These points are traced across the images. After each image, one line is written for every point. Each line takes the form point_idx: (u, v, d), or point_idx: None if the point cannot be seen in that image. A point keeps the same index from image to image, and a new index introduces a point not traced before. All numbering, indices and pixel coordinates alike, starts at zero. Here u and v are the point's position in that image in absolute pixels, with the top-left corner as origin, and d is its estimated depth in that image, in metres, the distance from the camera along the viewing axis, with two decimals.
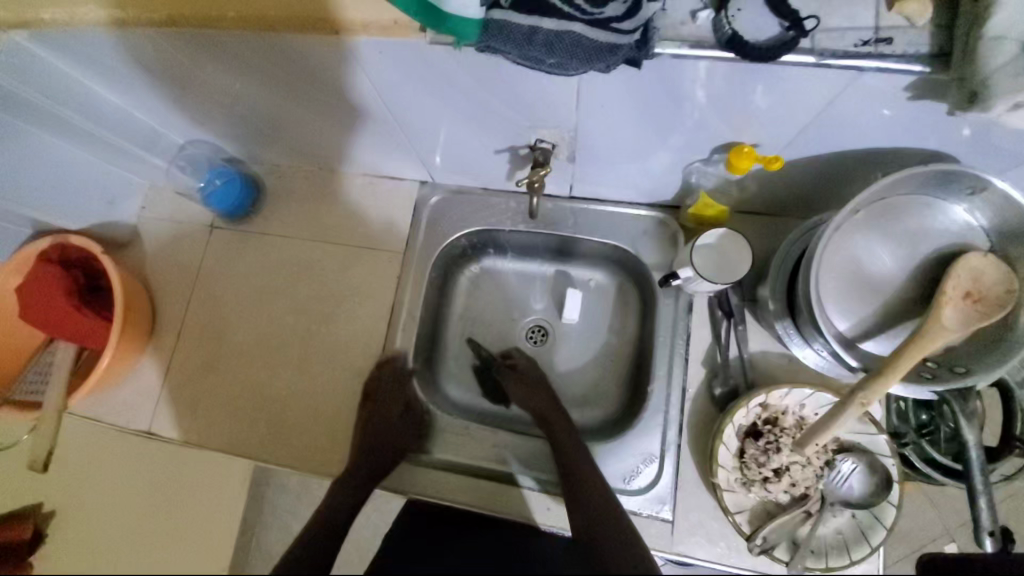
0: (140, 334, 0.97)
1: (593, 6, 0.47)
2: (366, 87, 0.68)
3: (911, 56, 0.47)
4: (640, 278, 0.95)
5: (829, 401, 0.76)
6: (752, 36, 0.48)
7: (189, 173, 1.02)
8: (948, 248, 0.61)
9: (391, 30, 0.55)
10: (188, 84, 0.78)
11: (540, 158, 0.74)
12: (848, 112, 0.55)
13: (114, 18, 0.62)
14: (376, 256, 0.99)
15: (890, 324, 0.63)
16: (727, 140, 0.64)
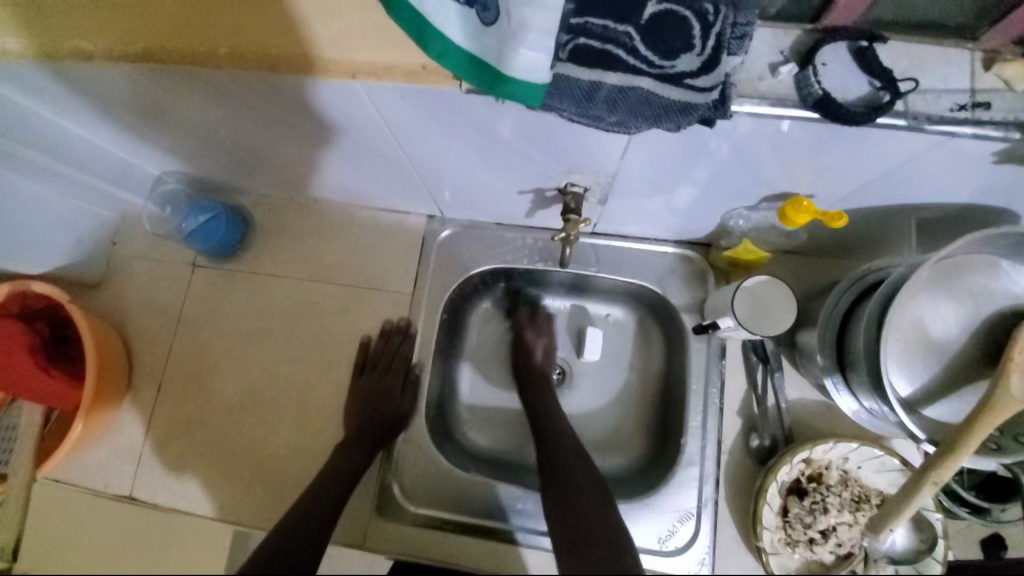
0: (116, 389, 0.86)
1: (664, 60, 0.41)
2: (379, 127, 0.60)
3: (1008, 123, 0.44)
4: (667, 316, 0.87)
5: (876, 454, 0.73)
6: (841, 96, 0.43)
7: (169, 211, 0.92)
8: (1010, 310, 0.59)
9: (419, 77, 0.47)
10: (166, 117, 0.68)
11: (571, 204, 0.68)
12: (924, 170, 0.51)
13: (79, 51, 0.52)
14: (381, 297, 0.90)
15: (953, 387, 0.60)
16: (781, 190, 0.60)
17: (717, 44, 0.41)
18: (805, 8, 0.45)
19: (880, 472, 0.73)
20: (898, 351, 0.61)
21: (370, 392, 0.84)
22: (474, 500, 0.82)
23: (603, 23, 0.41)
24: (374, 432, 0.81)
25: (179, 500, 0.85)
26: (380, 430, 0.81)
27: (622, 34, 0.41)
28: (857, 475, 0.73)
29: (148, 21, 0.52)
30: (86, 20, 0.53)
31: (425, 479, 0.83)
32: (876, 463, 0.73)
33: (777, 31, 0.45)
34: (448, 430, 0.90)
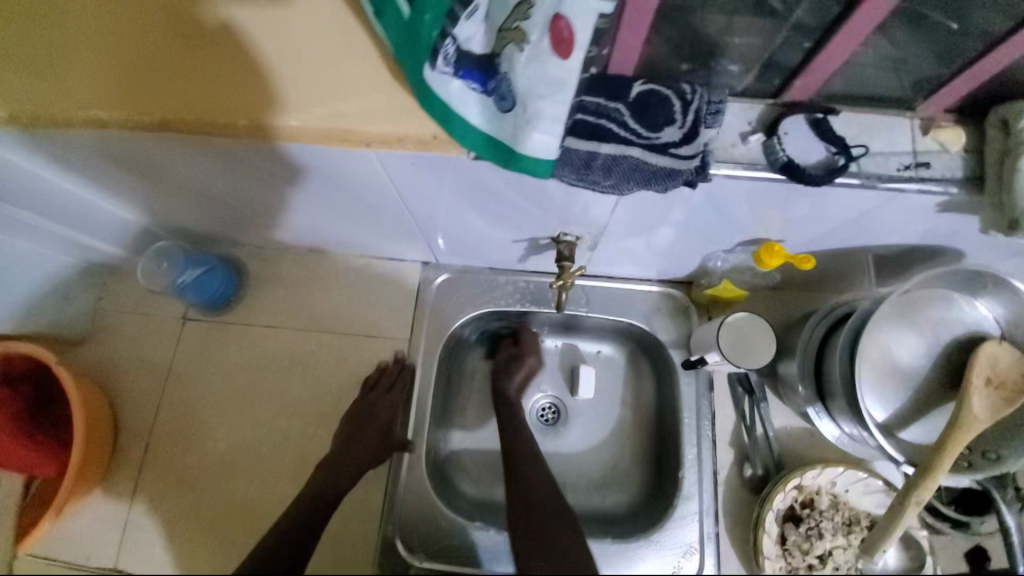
0: (103, 449, 0.83)
1: (651, 132, 0.47)
2: (384, 185, 0.63)
3: (950, 179, 0.52)
4: (656, 352, 0.91)
5: (860, 477, 0.77)
6: (803, 161, 0.50)
7: (165, 267, 0.87)
8: (968, 336, 0.66)
9: (431, 145, 0.52)
10: (163, 176, 0.69)
11: (565, 252, 0.73)
12: (880, 219, 0.59)
13: (91, 119, 0.55)
14: (377, 345, 0.91)
15: (923, 411, 0.66)
16: (755, 236, 0.66)
17: (696, 119, 0.48)
18: (767, 87, 0.52)
19: (867, 493, 0.77)
20: (872, 379, 0.66)
21: (360, 426, 0.83)
22: (461, 546, 0.81)
23: (597, 101, 0.48)
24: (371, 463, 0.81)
25: (169, 569, 0.81)
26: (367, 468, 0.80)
27: (614, 110, 0.48)
28: (844, 498, 0.77)
29: (163, 93, 0.54)
30: (101, 92, 0.55)
31: (428, 531, 0.81)
32: (861, 486, 0.77)
33: (744, 106, 0.52)
34: (446, 477, 0.89)
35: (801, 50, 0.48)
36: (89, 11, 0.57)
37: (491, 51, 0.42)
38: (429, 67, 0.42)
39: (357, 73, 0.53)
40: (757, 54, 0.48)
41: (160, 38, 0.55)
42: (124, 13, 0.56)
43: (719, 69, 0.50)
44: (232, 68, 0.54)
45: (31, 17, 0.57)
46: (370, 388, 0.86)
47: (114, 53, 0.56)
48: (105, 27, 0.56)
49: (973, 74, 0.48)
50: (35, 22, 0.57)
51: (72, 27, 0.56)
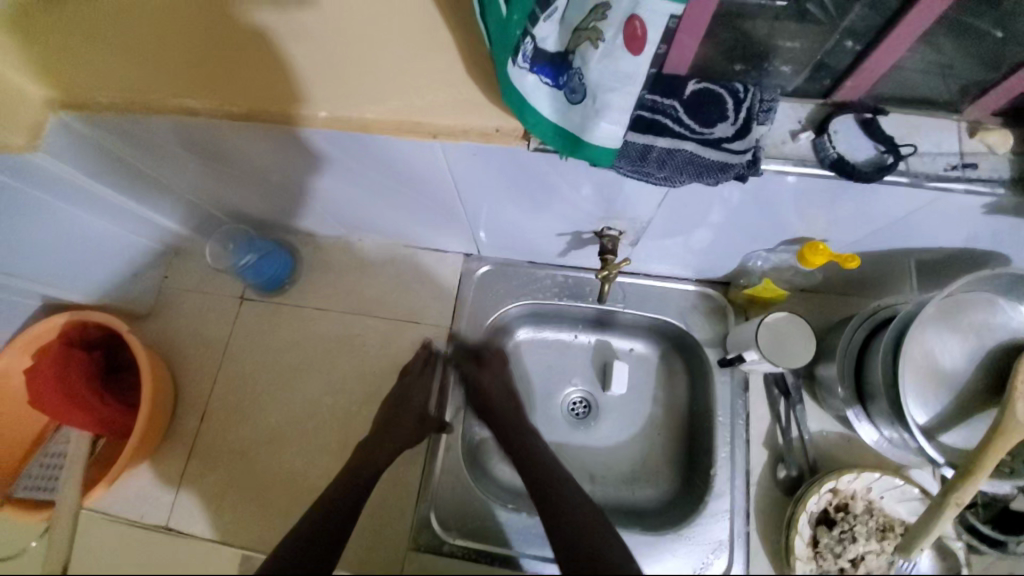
0: (163, 416, 0.90)
1: (704, 128, 0.49)
2: (441, 176, 0.68)
3: (996, 180, 0.52)
4: (690, 350, 0.92)
5: (896, 484, 0.76)
6: (852, 158, 0.51)
7: (224, 250, 0.95)
8: (1016, 342, 0.65)
9: (490, 137, 0.56)
10: (236, 164, 0.76)
11: (607, 246, 0.75)
12: (928, 221, 0.59)
13: (184, 108, 0.61)
14: (418, 331, 0.96)
15: (968, 415, 0.65)
16: (798, 235, 0.67)
17: (748, 116, 0.50)
18: (818, 88, 0.53)
19: (902, 500, 0.76)
20: (913, 383, 0.66)
21: (397, 401, 0.87)
22: (491, 526, 0.84)
23: (653, 98, 0.51)
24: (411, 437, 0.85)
25: (219, 531, 0.87)
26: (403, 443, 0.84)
27: (669, 107, 0.50)
28: (880, 505, 0.77)
29: (248, 87, 0.60)
30: (194, 84, 0.61)
31: (463, 512, 0.85)
32: (897, 493, 0.76)
33: (793, 105, 0.54)
34: (480, 461, 0.92)
35: (853, 53, 0.49)
36: (180, 10, 0.63)
37: (566, 48, 0.42)
38: (510, 63, 0.43)
39: (424, 71, 0.58)
40: (809, 56, 0.50)
41: (244, 36, 0.61)
42: (212, 12, 0.62)
43: (770, 69, 0.52)
44: (312, 64, 0.60)
45: (132, 17, 0.63)
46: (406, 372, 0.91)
47: (203, 50, 0.61)
48: (196, 25, 0.62)
49: None
50: (135, 21, 0.63)
51: (171, 25, 0.63)
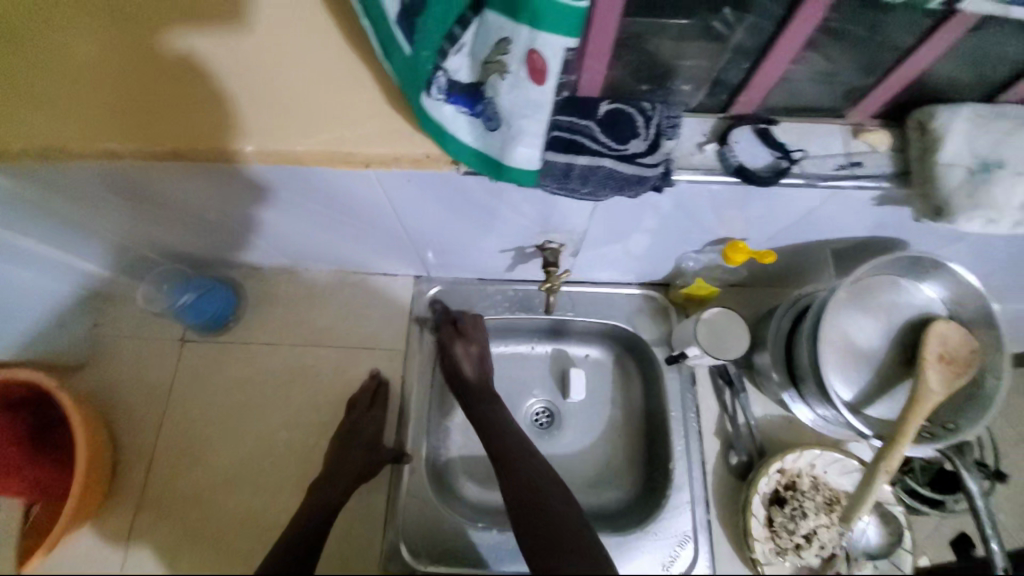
0: (104, 473, 0.84)
1: (619, 145, 0.54)
2: (381, 202, 0.69)
3: (881, 175, 0.58)
4: (640, 350, 0.96)
5: (836, 458, 0.82)
6: (751, 165, 0.56)
7: (161, 291, 0.91)
8: (919, 318, 0.73)
9: (422, 164, 0.57)
10: (165, 203, 0.73)
11: (550, 258, 0.79)
12: (830, 215, 0.65)
13: (105, 150, 0.59)
14: (373, 357, 0.95)
15: (886, 388, 0.72)
16: (721, 236, 0.72)
17: (658, 132, 0.55)
18: (718, 102, 0.58)
19: (844, 473, 0.82)
20: (836, 362, 0.72)
21: (349, 428, 0.86)
22: (460, 548, 0.83)
23: (570, 119, 0.54)
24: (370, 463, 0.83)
25: None
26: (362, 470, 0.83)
27: (586, 127, 0.54)
28: (824, 479, 0.81)
29: (174, 125, 0.59)
30: (115, 125, 0.59)
31: (431, 536, 0.84)
32: (838, 466, 0.82)
33: (698, 119, 0.59)
34: (447, 483, 0.91)
35: (744, 70, 0.54)
36: (110, 50, 0.61)
37: (477, 79, 0.44)
38: (424, 96, 0.45)
39: (351, 103, 0.59)
40: (707, 75, 0.55)
41: (181, 74, 0.61)
42: (147, 53, 0.61)
43: (674, 89, 0.56)
44: (237, 101, 0.60)
45: (58, 58, 0.61)
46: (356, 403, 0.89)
47: (137, 88, 0.60)
48: (128, 64, 0.61)
49: (895, 80, 0.55)
50: (59, 63, 0.61)
51: (86, 67, 0.61)
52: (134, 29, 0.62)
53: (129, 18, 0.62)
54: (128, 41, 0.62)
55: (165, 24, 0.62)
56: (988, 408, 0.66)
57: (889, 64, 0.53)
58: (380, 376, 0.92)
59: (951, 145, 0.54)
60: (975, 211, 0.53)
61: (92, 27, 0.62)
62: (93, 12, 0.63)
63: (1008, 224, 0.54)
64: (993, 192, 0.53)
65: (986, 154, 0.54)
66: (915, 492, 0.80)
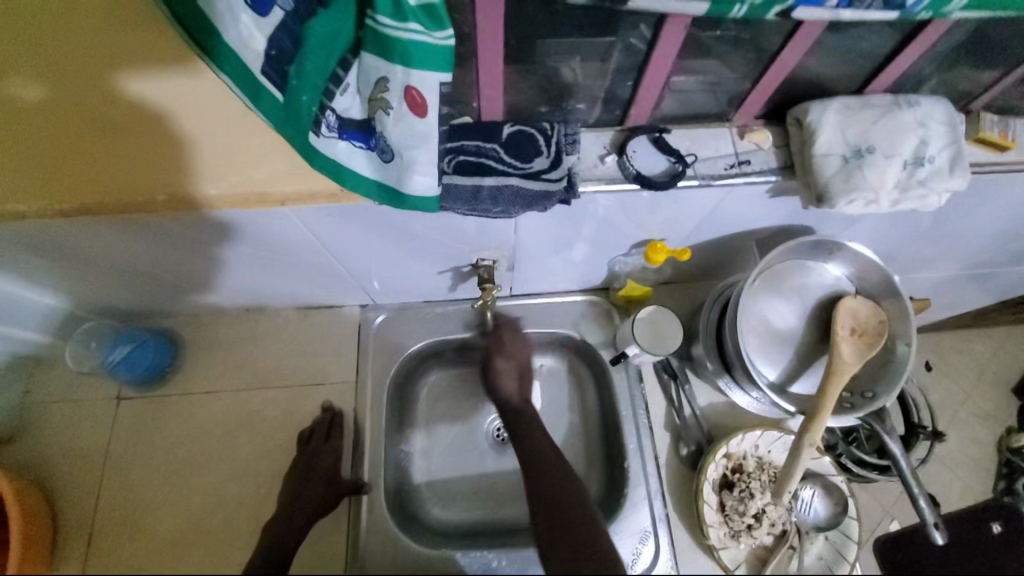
0: (43, 546, 0.78)
1: (523, 163, 0.57)
2: (308, 239, 0.69)
3: (768, 170, 0.63)
4: (589, 355, 0.98)
5: (776, 436, 0.86)
6: (650, 172, 0.61)
7: (92, 348, 0.90)
8: (829, 296, 0.78)
9: (337, 198, 0.59)
10: (83, 258, 0.71)
11: (485, 275, 0.81)
12: (735, 210, 0.69)
13: (9, 213, 0.58)
14: (323, 392, 0.93)
15: (807, 365, 0.77)
16: (642, 238, 0.76)
17: (557, 149, 0.58)
18: (613, 117, 0.62)
19: (785, 451, 0.86)
20: (759, 346, 0.77)
21: (305, 463, 0.85)
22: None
23: (475, 143, 0.57)
24: (328, 496, 0.83)
25: None
26: (317, 506, 0.82)
27: (490, 150, 0.57)
28: (768, 458, 0.85)
29: (82, 182, 0.59)
30: (20, 187, 0.58)
31: (394, 568, 0.82)
32: (780, 444, 0.86)
33: (598, 134, 0.63)
34: (410, 511, 0.90)
35: (629, 85, 0.58)
36: (56, 103, 0.60)
37: (367, 115, 0.46)
38: (312, 135, 0.46)
39: (261, 145, 0.60)
40: (597, 93, 0.59)
41: (107, 128, 0.60)
42: (97, 101, 0.60)
43: (569, 108, 0.60)
44: (146, 152, 0.60)
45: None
46: (306, 439, 0.88)
47: (89, 140, 0.59)
48: (74, 116, 0.60)
49: (767, 83, 0.59)
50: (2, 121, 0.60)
51: None
52: (76, 76, 0.60)
53: (67, 64, 0.60)
54: (72, 90, 0.60)
55: (108, 67, 0.60)
56: (898, 376, 0.72)
57: (758, 71, 0.58)
58: (332, 407, 0.91)
59: (825, 137, 0.59)
60: (853, 194, 0.58)
61: (34, 76, 0.60)
62: (31, 59, 0.60)
63: (887, 202, 0.59)
64: (865, 176, 0.58)
65: (858, 142, 0.59)
66: (862, 460, 0.86)
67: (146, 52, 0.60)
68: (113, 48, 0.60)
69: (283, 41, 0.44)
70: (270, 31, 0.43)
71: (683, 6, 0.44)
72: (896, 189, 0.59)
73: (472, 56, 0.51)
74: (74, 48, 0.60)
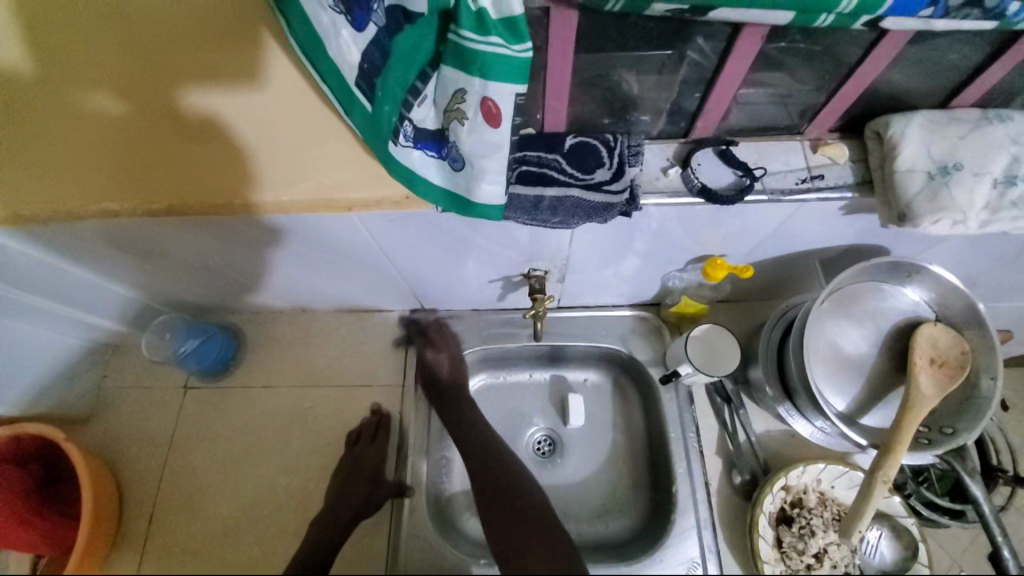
0: (109, 522, 0.84)
1: (585, 175, 0.57)
2: (369, 243, 0.72)
3: (842, 186, 0.59)
4: (636, 373, 0.95)
5: (842, 471, 0.80)
6: (714, 185, 0.59)
7: (166, 338, 0.95)
8: (905, 322, 0.73)
9: (403, 205, 0.61)
10: (165, 255, 0.77)
11: (535, 286, 0.81)
12: (804, 227, 0.66)
13: (106, 211, 0.63)
14: (371, 393, 0.96)
15: (878, 396, 0.71)
16: (699, 254, 0.74)
17: (620, 161, 0.58)
18: (678, 129, 0.61)
19: (852, 487, 0.80)
20: (827, 372, 0.72)
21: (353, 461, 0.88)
22: None
23: (538, 154, 0.58)
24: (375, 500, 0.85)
25: None
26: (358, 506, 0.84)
27: (553, 161, 0.57)
28: (833, 495, 0.80)
29: (170, 184, 0.64)
30: (118, 187, 0.64)
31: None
32: (846, 479, 0.80)
33: (661, 146, 0.62)
34: (449, 519, 0.90)
35: (696, 98, 0.57)
36: (146, 106, 0.64)
37: (442, 126, 0.48)
38: (391, 144, 0.48)
39: (333, 154, 0.63)
40: (664, 105, 0.58)
41: (192, 130, 0.64)
42: (183, 107, 0.64)
43: (634, 120, 0.60)
44: (229, 156, 0.64)
45: (90, 129, 0.64)
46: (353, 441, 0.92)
47: (173, 154, 0.64)
48: (165, 120, 0.64)
49: (846, 94, 0.56)
50: (94, 134, 0.64)
51: (81, 129, 0.64)
52: (158, 87, 0.63)
53: (148, 75, 0.63)
54: (157, 104, 0.64)
55: (181, 81, 0.62)
56: (983, 412, 0.65)
57: (835, 83, 0.56)
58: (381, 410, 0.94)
59: (907, 153, 0.55)
60: (939, 213, 0.53)
61: (124, 82, 0.63)
62: (109, 72, 0.63)
63: (977, 223, 0.54)
64: (952, 194, 0.53)
65: (944, 158, 0.54)
66: (931, 502, 0.77)
67: (227, 55, 0.62)
68: (183, 61, 0.62)
69: (374, 57, 0.46)
70: (363, 46, 0.46)
71: (766, 15, 0.43)
72: (986, 209, 0.54)
73: (541, 68, 0.52)
74: (148, 59, 0.63)
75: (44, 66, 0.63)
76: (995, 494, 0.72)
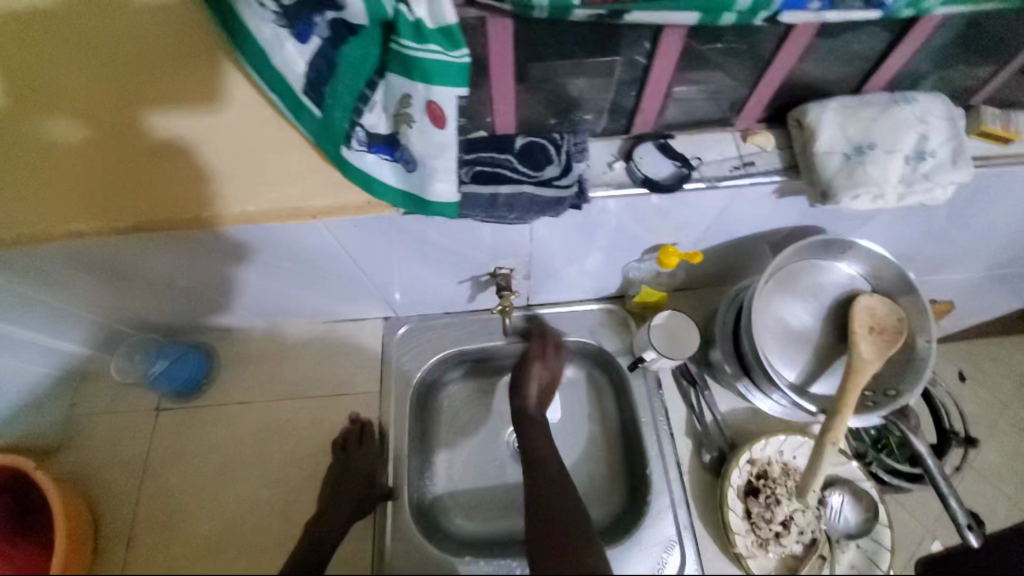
0: (86, 551, 0.79)
1: (536, 172, 0.60)
2: (336, 251, 0.74)
3: (772, 171, 0.65)
4: (607, 364, 0.99)
5: (801, 441, 0.85)
6: (656, 176, 0.63)
7: (137, 360, 0.95)
8: (845, 295, 0.78)
9: (365, 209, 0.64)
10: (132, 275, 0.77)
11: (501, 284, 0.84)
12: (743, 212, 0.71)
13: (72, 233, 0.64)
14: (348, 402, 0.96)
15: (826, 366, 0.76)
16: (653, 243, 0.78)
17: (568, 158, 0.62)
18: (619, 126, 0.66)
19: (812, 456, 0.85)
20: (778, 347, 0.77)
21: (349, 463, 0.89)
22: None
23: (490, 155, 0.61)
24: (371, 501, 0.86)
25: None
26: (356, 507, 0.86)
27: (505, 160, 0.60)
28: (795, 465, 0.84)
29: (138, 201, 0.65)
30: (83, 208, 0.65)
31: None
32: (805, 449, 0.84)
33: (606, 143, 0.66)
34: (433, 520, 0.91)
35: (632, 97, 0.62)
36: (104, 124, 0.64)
37: (393, 130, 0.51)
38: (345, 148, 0.51)
39: (292, 164, 0.65)
40: (604, 104, 0.62)
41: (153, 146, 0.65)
42: (140, 122, 0.64)
43: (578, 119, 0.64)
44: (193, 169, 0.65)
45: (49, 156, 0.65)
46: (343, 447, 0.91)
47: (142, 175, 0.65)
48: (123, 137, 0.64)
49: (766, 86, 0.62)
50: (56, 161, 0.65)
51: (40, 154, 0.64)
52: (114, 105, 0.64)
53: (102, 92, 0.63)
54: (115, 122, 0.64)
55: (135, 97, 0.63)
56: (921, 373, 0.71)
57: (756, 77, 0.61)
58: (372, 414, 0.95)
59: (825, 137, 0.61)
60: (856, 190, 0.59)
61: (79, 102, 0.64)
62: (58, 94, 0.63)
63: (893, 196, 0.60)
64: (866, 171, 0.59)
65: (858, 139, 0.60)
66: (894, 469, 0.87)
67: (178, 64, 0.62)
68: (133, 76, 0.63)
69: (322, 66, 0.49)
70: (310, 57, 0.49)
71: (676, 16, 0.48)
72: (900, 183, 0.60)
73: (485, 73, 0.55)
74: (98, 78, 0.63)
75: (0, 91, 0.63)
76: (951, 454, 0.88)
